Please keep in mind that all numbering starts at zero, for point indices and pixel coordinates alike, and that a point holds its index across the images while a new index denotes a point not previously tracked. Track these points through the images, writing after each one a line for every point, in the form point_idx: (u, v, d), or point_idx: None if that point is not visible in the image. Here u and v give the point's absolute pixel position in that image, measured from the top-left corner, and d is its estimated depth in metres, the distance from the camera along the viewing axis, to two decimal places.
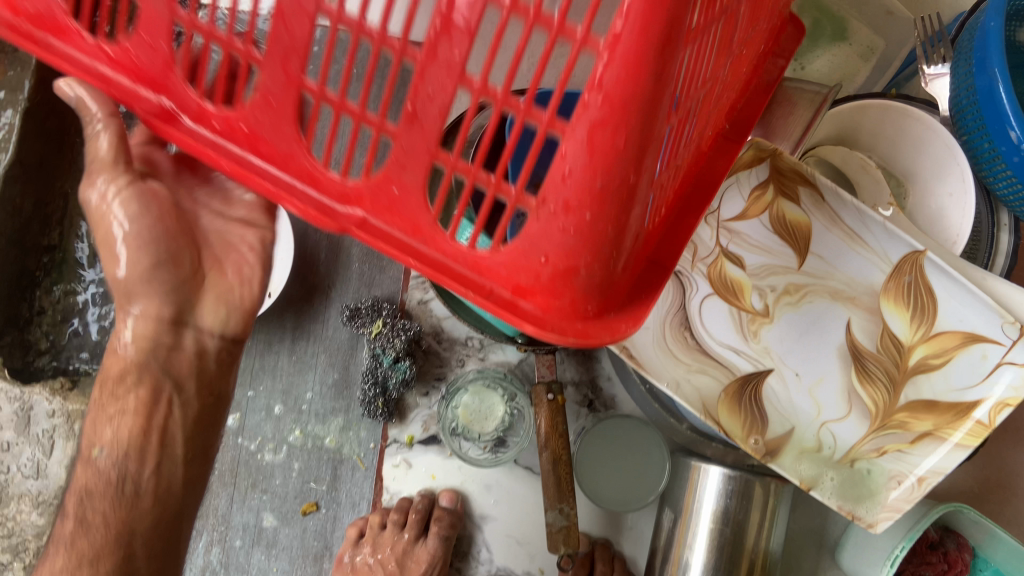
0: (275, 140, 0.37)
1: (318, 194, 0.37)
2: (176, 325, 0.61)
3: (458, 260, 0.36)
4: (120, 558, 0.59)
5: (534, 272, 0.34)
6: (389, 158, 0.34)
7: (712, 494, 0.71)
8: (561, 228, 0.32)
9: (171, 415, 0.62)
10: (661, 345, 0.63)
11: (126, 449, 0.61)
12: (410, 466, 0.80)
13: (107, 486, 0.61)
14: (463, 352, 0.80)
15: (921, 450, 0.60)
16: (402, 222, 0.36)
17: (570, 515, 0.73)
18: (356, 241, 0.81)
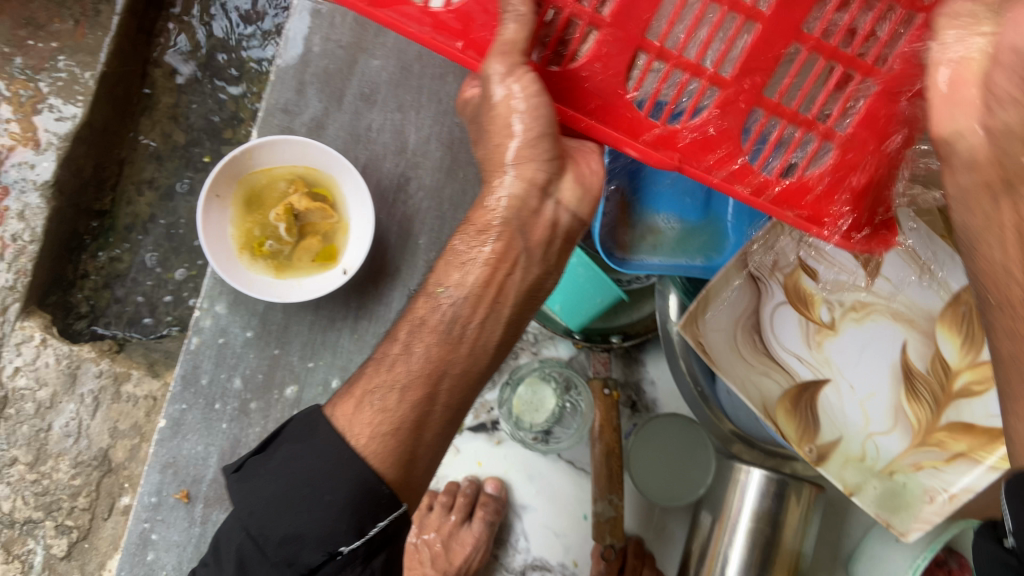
0: (604, 90, 0.46)
1: (649, 139, 0.47)
2: (542, 190, 0.52)
3: (767, 191, 0.48)
4: (425, 396, 0.54)
5: (832, 192, 0.48)
6: (721, 104, 0.46)
7: (752, 494, 0.73)
8: (861, 154, 0.47)
9: (513, 276, 0.55)
10: (731, 344, 0.68)
11: (466, 295, 0.54)
12: (457, 451, 0.83)
13: (441, 324, 0.55)
14: (517, 345, 0.84)
15: (956, 469, 0.65)
16: (724, 160, 0.47)
17: (618, 507, 0.76)
18: (425, 230, 0.82)
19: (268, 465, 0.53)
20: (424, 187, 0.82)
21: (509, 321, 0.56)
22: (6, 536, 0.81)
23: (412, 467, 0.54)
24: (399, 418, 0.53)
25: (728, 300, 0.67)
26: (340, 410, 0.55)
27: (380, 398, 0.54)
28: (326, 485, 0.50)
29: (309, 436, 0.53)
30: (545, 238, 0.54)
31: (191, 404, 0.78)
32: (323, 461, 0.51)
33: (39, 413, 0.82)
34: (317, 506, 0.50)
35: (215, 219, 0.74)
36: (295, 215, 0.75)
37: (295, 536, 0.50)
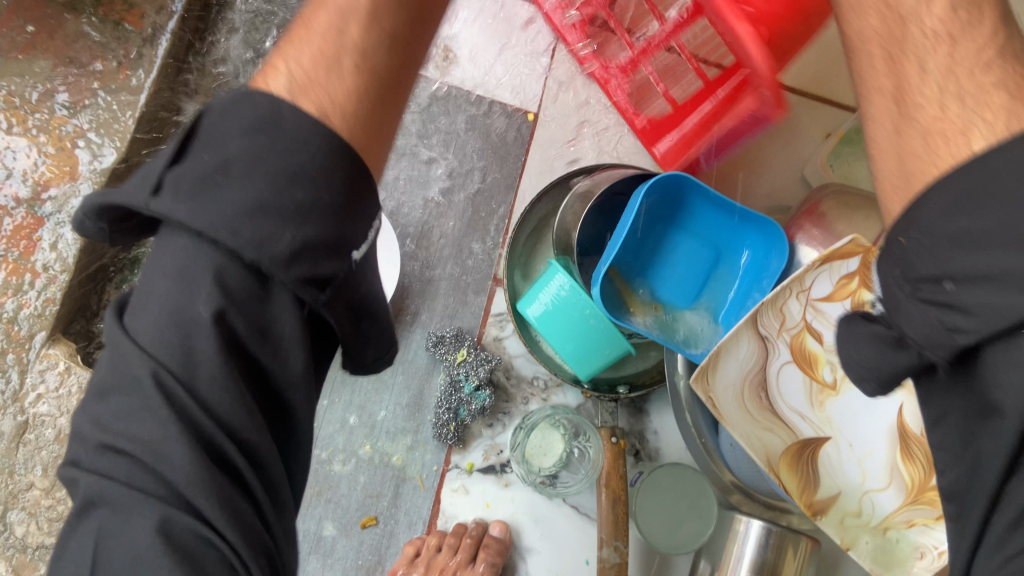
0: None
1: None
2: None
3: None
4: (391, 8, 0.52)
5: None
6: None
7: (751, 544, 0.75)
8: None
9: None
10: (740, 401, 0.73)
11: None
12: (467, 492, 0.84)
13: None
14: (528, 390, 0.86)
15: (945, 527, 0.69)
16: None
17: (623, 553, 0.78)
18: (445, 276, 0.87)
19: (228, 172, 0.43)
20: (446, 235, 0.88)
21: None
22: (18, 560, 0.82)
23: (384, 134, 0.52)
24: (371, 68, 0.52)
25: (738, 357, 0.72)
26: (296, 77, 0.50)
27: (353, 55, 0.51)
28: (303, 187, 0.44)
29: (263, 120, 0.45)
30: None
31: None
32: (290, 144, 0.45)
33: (58, 438, 0.84)
34: (310, 213, 0.44)
35: None
36: None
37: (298, 250, 0.43)
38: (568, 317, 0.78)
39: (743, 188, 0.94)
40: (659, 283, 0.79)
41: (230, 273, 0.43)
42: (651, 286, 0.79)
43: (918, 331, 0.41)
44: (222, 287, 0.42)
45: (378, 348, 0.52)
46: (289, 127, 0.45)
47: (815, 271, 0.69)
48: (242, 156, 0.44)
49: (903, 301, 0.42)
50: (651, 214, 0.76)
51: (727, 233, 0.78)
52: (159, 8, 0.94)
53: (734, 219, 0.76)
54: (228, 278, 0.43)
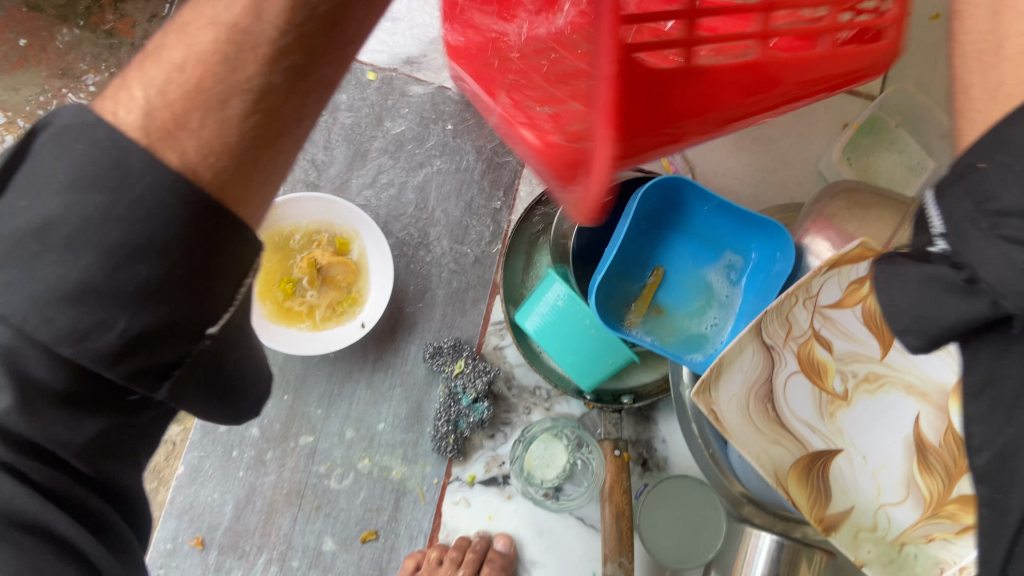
0: None
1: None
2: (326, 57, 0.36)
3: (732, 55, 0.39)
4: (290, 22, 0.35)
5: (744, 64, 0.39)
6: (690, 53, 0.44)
7: (761, 560, 0.72)
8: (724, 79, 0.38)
9: None
10: (744, 412, 0.67)
11: None
12: (468, 505, 0.82)
13: None
14: (530, 400, 0.84)
15: (966, 541, 0.62)
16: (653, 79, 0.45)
17: (627, 569, 0.76)
18: (442, 284, 0.85)
19: (48, 241, 0.34)
20: (443, 242, 0.86)
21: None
22: None
23: (258, 179, 0.37)
24: (265, 84, 0.35)
25: (741, 368, 0.67)
26: (156, 114, 0.35)
27: (248, 95, 0.35)
28: (149, 261, 0.34)
29: (106, 176, 0.34)
30: None
31: (209, 451, 0.80)
32: (127, 218, 0.34)
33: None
34: (157, 298, 0.35)
35: None
36: (319, 269, 0.79)
37: (130, 344, 0.35)
38: (568, 327, 0.76)
39: (750, 187, 0.90)
40: (664, 290, 0.75)
41: (33, 364, 0.35)
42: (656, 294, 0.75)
43: (994, 273, 0.35)
44: (20, 374, 0.35)
45: (235, 407, 0.45)
46: (131, 185, 0.34)
47: (824, 277, 0.66)
48: (66, 223, 0.34)
49: (971, 236, 0.35)
50: (646, 220, 0.74)
51: (733, 237, 0.73)
52: (151, 16, 0.92)
53: (736, 223, 0.72)
54: (31, 367, 0.36)
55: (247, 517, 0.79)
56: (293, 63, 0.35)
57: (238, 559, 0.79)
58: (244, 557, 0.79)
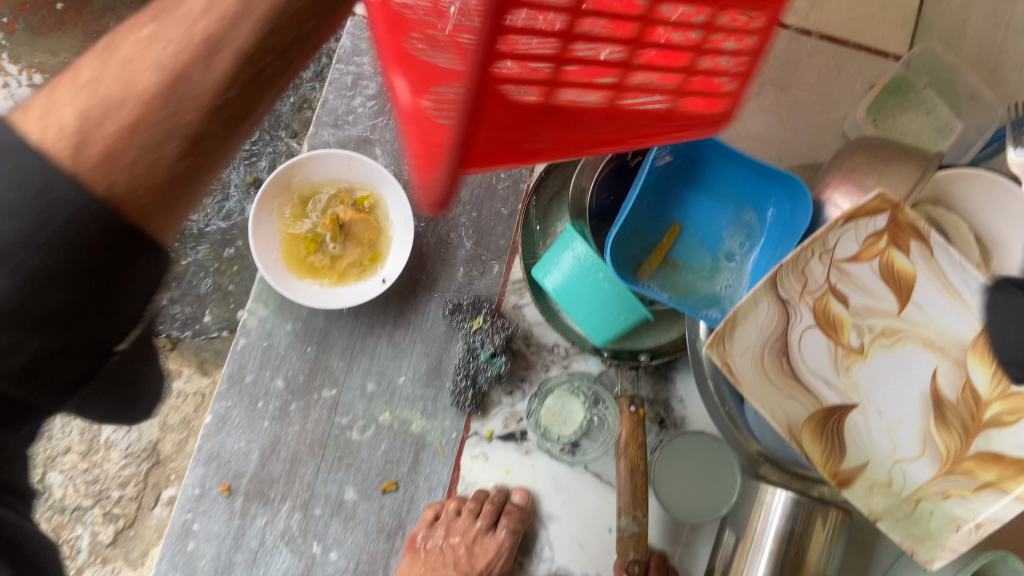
0: None
1: None
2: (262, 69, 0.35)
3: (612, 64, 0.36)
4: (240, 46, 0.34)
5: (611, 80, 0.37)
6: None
7: (777, 514, 0.73)
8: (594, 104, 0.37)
9: None
10: (759, 367, 0.67)
11: None
12: (487, 459, 0.84)
13: None
14: (549, 358, 0.85)
15: (983, 498, 0.63)
16: None
17: (642, 523, 0.77)
18: (462, 243, 0.86)
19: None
20: (464, 202, 0.87)
21: None
22: (57, 521, 0.90)
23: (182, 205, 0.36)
24: (223, 97, 0.35)
25: (756, 322, 0.66)
26: (87, 146, 0.33)
27: (184, 139, 0.35)
28: (65, 286, 0.33)
29: (29, 206, 0.31)
30: None
31: (235, 401, 0.83)
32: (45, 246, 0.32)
33: (119, 440, 0.93)
34: (60, 323, 0.34)
35: (265, 226, 0.79)
36: (340, 225, 0.81)
37: (38, 360, 0.34)
38: (584, 282, 0.76)
39: (781, 140, 0.88)
40: (678, 247, 0.75)
41: None
42: (670, 251, 0.75)
43: None
44: None
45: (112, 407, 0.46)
46: (56, 215, 0.32)
47: (841, 231, 0.65)
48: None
49: None
50: (664, 176, 0.74)
51: (748, 194, 0.74)
52: None
53: (753, 179, 0.72)
54: None
55: (272, 466, 0.82)
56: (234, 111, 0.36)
57: (262, 506, 0.81)
58: (268, 504, 0.81)
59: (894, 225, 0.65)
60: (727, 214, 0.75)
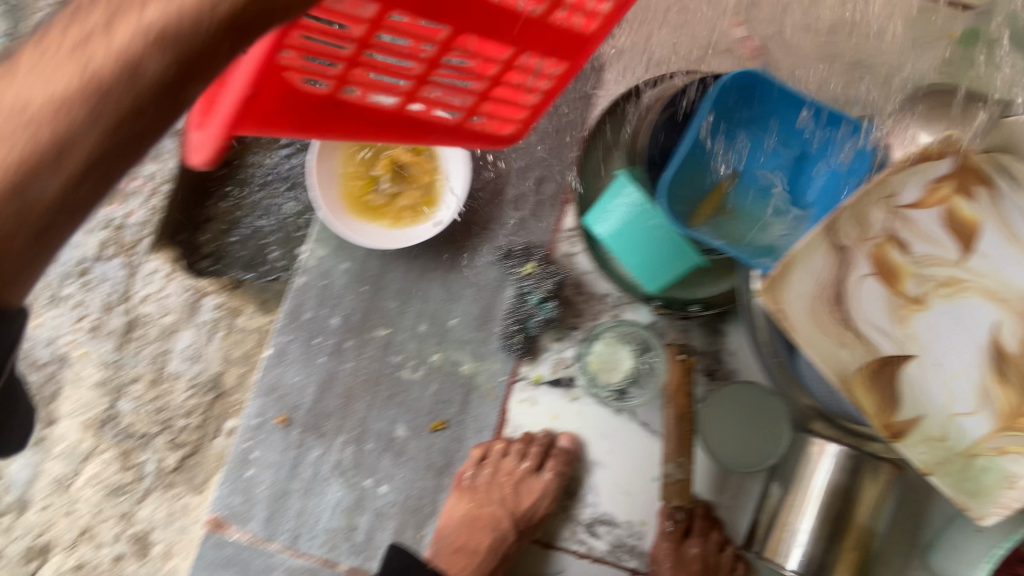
0: None
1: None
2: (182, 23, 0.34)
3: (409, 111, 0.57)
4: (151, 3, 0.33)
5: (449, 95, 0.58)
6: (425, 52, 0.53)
7: (825, 469, 0.72)
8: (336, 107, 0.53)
9: None
10: (814, 315, 0.65)
11: None
12: (535, 404, 0.85)
13: None
14: (598, 307, 0.85)
15: None
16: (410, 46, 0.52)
17: (687, 471, 0.77)
18: (517, 190, 0.87)
19: None
20: (519, 149, 0.87)
21: None
22: (125, 446, 0.93)
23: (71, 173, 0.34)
24: (69, 199, 0.37)
25: (810, 268, 0.64)
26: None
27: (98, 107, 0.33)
28: None
29: None
30: None
31: (294, 337, 0.86)
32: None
33: (185, 371, 0.93)
34: None
35: (326, 168, 0.81)
36: (398, 167, 0.84)
37: None
38: (638, 228, 0.75)
39: None
40: (739, 191, 0.73)
41: None
42: (729, 195, 0.73)
43: None
44: None
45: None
46: None
47: (907, 175, 0.63)
48: None
49: None
50: (724, 120, 0.71)
51: (817, 133, 0.70)
52: None
53: (818, 120, 0.69)
54: None
55: (327, 400, 0.84)
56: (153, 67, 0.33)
57: (317, 438, 0.84)
58: (323, 437, 0.84)
59: (959, 170, 0.62)
60: (786, 163, 0.73)
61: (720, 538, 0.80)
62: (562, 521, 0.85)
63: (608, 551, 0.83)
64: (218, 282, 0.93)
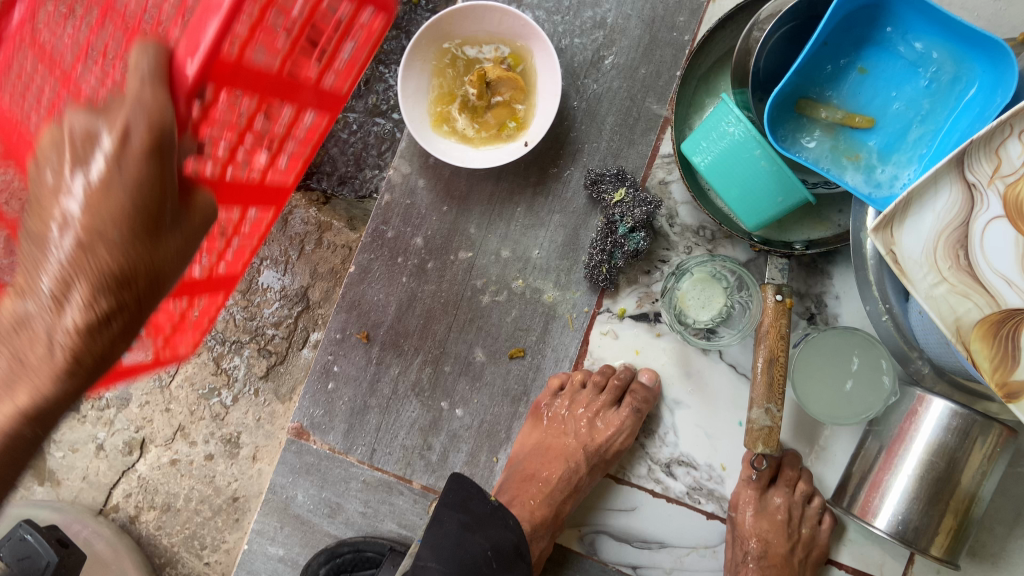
0: (280, 174, 0.72)
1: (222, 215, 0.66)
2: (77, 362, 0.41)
3: (159, 337, 0.67)
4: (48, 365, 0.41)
5: (178, 338, 0.69)
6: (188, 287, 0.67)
7: (931, 425, 0.68)
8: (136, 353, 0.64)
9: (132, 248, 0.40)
10: (929, 258, 0.58)
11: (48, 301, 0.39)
12: (616, 337, 0.82)
13: (64, 296, 0.39)
14: (692, 239, 0.81)
15: None
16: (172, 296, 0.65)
17: (775, 417, 0.72)
18: (612, 111, 0.82)
19: None
20: (618, 66, 0.82)
21: (113, 290, 0.40)
22: (217, 351, 0.97)
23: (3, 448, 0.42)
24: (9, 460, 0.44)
25: (934, 208, 0.58)
26: None
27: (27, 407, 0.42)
28: None
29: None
30: (169, 233, 0.42)
31: (377, 255, 0.85)
32: None
33: (274, 283, 0.95)
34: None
35: (415, 80, 0.79)
36: (487, 84, 0.78)
37: None
38: (741, 158, 0.70)
39: None
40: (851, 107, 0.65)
41: None
42: (839, 109, 0.65)
43: None
44: None
45: None
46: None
47: None
48: None
49: None
50: (846, 38, 0.64)
51: (949, 54, 0.60)
52: None
53: (954, 41, 0.59)
54: None
55: (408, 320, 0.84)
56: (77, 370, 0.42)
57: (397, 357, 0.85)
58: (402, 356, 0.85)
59: None
60: (920, 93, 0.62)
61: (807, 490, 0.77)
62: (638, 458, 0.83)
63: (685, 492, 0.81)
64: (307, 198, 0.94)
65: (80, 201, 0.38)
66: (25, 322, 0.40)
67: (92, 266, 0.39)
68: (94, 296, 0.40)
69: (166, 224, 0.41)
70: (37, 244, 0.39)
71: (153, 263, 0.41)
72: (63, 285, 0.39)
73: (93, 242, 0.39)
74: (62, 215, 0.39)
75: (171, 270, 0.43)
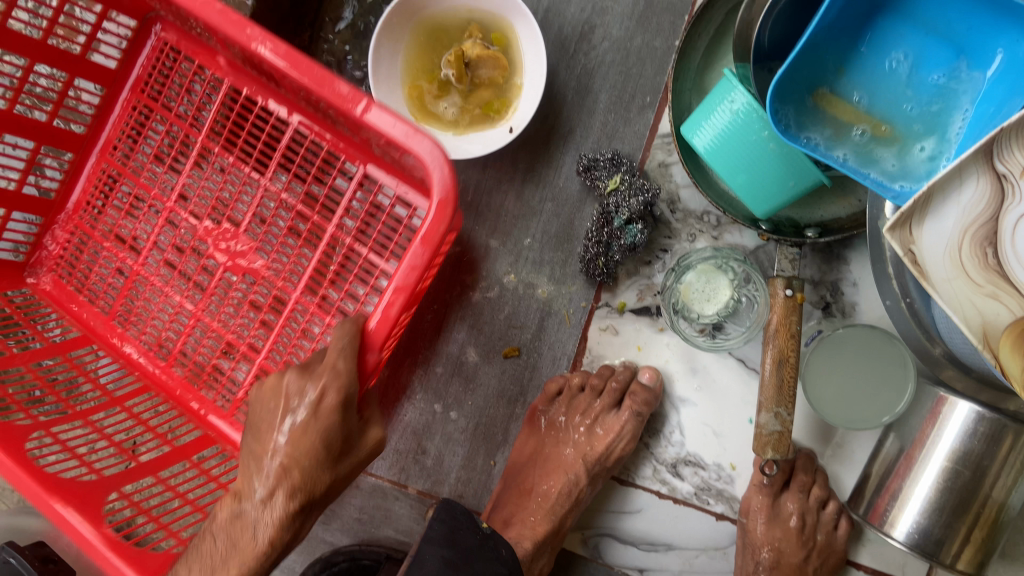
0: None
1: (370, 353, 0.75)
2: None
3: None
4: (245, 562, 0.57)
5: None
6: None
7: (954, 430, 0.62)
8: None
9: (326, 471, 0.60)
10: (955, 257, 0.45)
11: (268, 486, 0.59)
12: (617, 333, 0.77)
13: (283, 484, 0.59)
14: (696, 227, 0.75)
15: None
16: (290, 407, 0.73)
17: (785, 422, 0.67)
18: (606, 87, 0.75)
19: None
20: (611, 36, 0.75)
21: (307, 493, 0.59)
22: None
23: None
24: None
25: (963, 199, 0.44)
26: None
27: None
28: None
29: None
30: (364, 440, 0.64)
31: None
32: None
33: None
34: None
35: (387, 63, 0.72)
36: (467, 63, 0.72)
37: None
38: (745, 139, 0.63)
39: None
40: (864, 88, 0.55)
41: None
42: (853, 88, 0.55)
43: None
44: None
45: None
46: None
47: None
48: None
49: None
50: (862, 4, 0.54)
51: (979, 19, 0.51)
52: None
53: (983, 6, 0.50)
54: None
55: None
56: None
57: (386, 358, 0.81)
58: (392, 358, 0.81)
59: None
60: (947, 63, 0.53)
61: (821, 495, 0.72)
62: (643, 459, 0.78)
63: (693, 493, 0.77)
64: None
65: (289, 436, 0.59)
66: (239, 515, 0.59)
67: (303, 463, 0.59)
68: (306, 486, 0.59)
69: (357, 443, 0.63)
70: (256, 466, 0.60)
71: (345, 471, 0.62)
72: (279, 475, 0.59)
73: (298, 456, 0.59)
74: (275, 446, 0.60)
75: (346, 476, 0.63)
